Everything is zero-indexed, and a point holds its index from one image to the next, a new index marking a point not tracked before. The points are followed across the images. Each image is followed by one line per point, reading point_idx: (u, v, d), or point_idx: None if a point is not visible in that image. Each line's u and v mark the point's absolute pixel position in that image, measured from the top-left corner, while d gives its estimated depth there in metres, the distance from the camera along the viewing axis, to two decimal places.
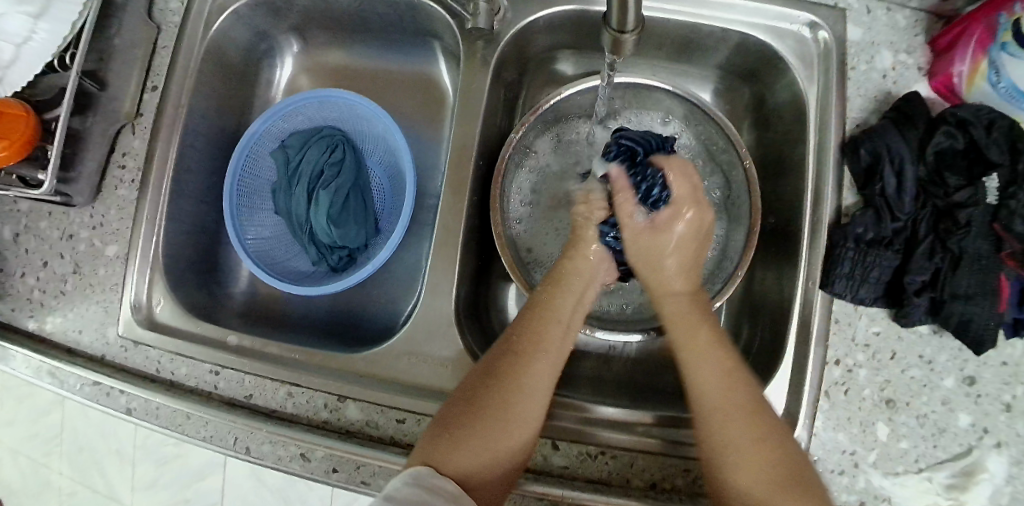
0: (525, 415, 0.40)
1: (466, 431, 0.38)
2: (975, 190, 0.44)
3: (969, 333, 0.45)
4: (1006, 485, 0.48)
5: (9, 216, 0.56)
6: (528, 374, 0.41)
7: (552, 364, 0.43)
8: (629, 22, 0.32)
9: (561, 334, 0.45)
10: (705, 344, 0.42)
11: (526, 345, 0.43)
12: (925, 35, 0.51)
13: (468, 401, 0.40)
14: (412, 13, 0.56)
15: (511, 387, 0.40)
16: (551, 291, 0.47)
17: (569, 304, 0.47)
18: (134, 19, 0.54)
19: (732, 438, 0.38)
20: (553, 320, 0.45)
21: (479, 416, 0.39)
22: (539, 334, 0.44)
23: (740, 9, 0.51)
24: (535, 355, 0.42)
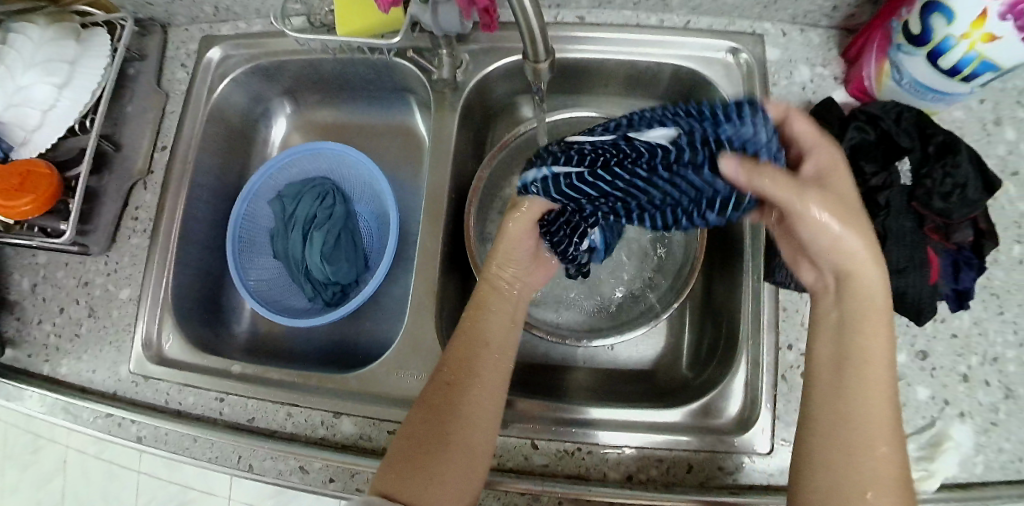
0: (469, 445, 0.43)
1: (413, 471, 0.41)
2: (889, 174, 0.50)
3: (907, 303, 0.48)
4: (975, 454, 0.50)
5: (28, 268, 0.60)
6: (467, 405, 0.44)
7: (490, 388, 0.46)
8: (541, 52, 0.38)
9: (496, 356, 0.47)
10: (876, 360, 0.38)
11: (461, 376, 0.46)
12: (837, 50, 0.57)
13: (413, 441, 0.43)
14: (389, 71, 0.62)
15: (450, 423, 0.43)
16: (474, 314, 0.50)
17: (497, 324, 0.49)
18: (145, 89, 0.62)
19: (874, 462, 0.36)
20: (489, 341, 0.48)
21: (421, 452, 0.42)
22: (472, 361, 0.46)
23: (671, 43, 0.58)
24: (469, 385, 0.45)
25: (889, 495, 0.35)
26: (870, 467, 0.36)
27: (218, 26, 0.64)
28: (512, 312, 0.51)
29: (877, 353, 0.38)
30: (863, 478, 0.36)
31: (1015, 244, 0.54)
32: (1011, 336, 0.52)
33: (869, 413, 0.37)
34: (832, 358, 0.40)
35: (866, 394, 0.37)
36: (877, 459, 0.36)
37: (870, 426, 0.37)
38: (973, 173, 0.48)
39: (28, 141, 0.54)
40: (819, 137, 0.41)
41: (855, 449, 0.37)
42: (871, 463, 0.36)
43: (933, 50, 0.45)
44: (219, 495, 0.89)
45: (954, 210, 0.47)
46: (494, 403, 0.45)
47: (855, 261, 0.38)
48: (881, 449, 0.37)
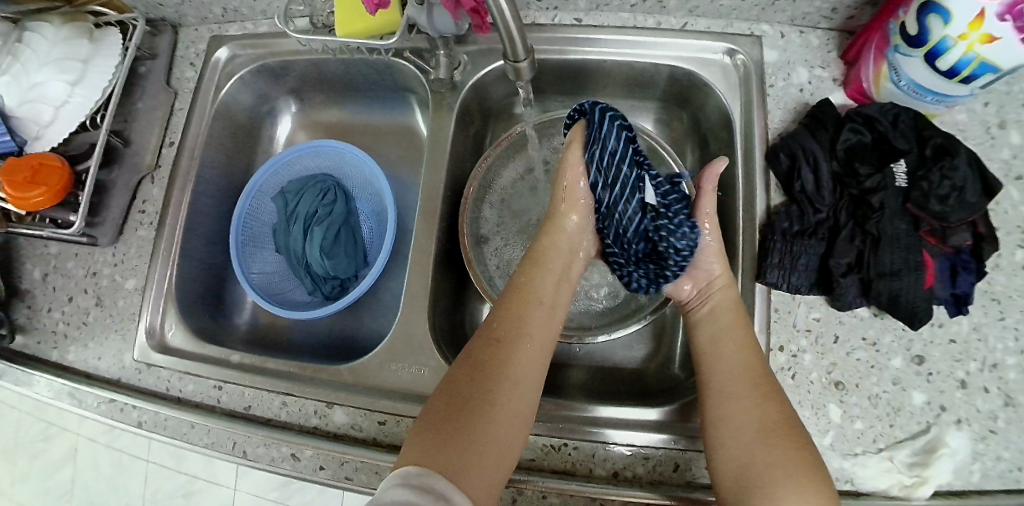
0: (515, 409, 0.42)
1: (458, 431, 0.39)
2: (884, 176, 0.49)
3: (901, 307, 0.48)
4: (972, 462, 0.48)
5: (40, 258, 0.62)
6: (514, 367, 0.44)
7: (537, 353, 0.46)
8: (521, 52, 0.39)
9: (543, 320, 0.48)
10: (732, 335, 0.47)
11: (510, 339, 0.46)
12: (837, 52, 0.57)
13: (455, 400, 0.41)
14: (389, 70, 0.62)
15: (497, 383, 0.42)
16: (530, 275, 0.51)
17: (550, 288, 0.50)
18: (155, 87, 0.64)
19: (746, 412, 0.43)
20: (535, 306, 0.49)
21: (466, 415, 0.40)
22: (521, 324, 0.47)
23: (666, 44, 0.58)
24: (518, 348, 0.45)
25: (774, 446, 0.41)
26: (749, 417, 0.42)
27: (226, 26, 0.66)
28: (560, 278, 0.52)
29: (733, 327, 0.48)
30: (752, 427, 0.42)
31: (1018, 248, 0.52)
32: (1012, 343, 0.50)
33: (732, 370, 0.45)
34: (709, 339, 0.48)
35: (733, 352, 0.46)
36: (752, 409, 0.43)
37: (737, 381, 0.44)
38: (970, 176, 0.47)
39: (40, 135, 0.56)
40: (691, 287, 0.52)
41: (735, 401, 0.44)
42: (748, 412, 0.43)
43: (930, 52, 0.44)
44: (224, 485, 0.91)
45: (952, 213, 0.47)
46: (539, 369, 0.45)
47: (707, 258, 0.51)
48: (754, 399, 0.43)
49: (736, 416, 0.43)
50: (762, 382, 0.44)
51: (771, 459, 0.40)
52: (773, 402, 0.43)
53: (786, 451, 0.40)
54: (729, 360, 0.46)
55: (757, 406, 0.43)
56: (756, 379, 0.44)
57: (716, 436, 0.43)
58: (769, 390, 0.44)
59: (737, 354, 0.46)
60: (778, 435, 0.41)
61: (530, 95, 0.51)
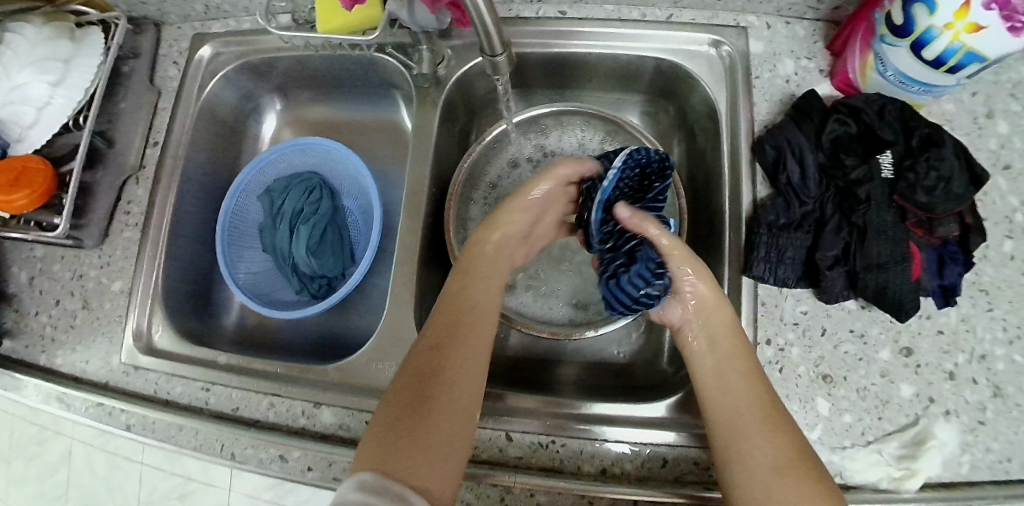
0: (458, 406, 0.40)
1: (406, 435, 0.37)
2: (870, 168, 0.49)
3: (888, 299, 0.47)
4: (961, 453, 0.48)
5: (26, 262, 0.62)
6: (453, 365, 0.42)
7: (476, 348, 0.44)
8: (497, 45, 0.38)
9: (483, 312, 0.46)
10: (730, 359, 0.44)
11: (443, 338, 0.43)
12: (823, 43, 0.56)
13: (395, 407, 0.39)
14: (374, 66, 0.62)
15: (436, 384, 0.40)
16: (465, 279, 0.48)
17: (483, 291, 0.47)
18: (138, 87, 0.63)
19: (755, 442, 0.39)
20: (470, 302, 0.46)
21: (411, 415, 0.38)
22: (457, 322, 0.44)
23: (651, 36, 0.58)
24: (454, 345, 0.43)
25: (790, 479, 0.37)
26: (763, 452, 0.38)
27: (208, 24, 0.65)
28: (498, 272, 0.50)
29: (732, 353, 0.44)
30: (764, 464, 0.38)
31: (1006, 239, 0.51)
32: (1000, 334, 0.50)
33: (734, 396, 0.42)
34: (712, 374, 0.44)
35: (734, 380, 0.42)
36: (765, 443, 0.38)
37: (740, 408, 0.41)
38: (957, 166, 0.47)
39: (23, 137, 0.56)
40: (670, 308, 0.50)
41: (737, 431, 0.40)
42: (761, 446, 0.38)
43: (916, 42, 0.43)
44: (218, 486, 0.91)
45: (939, 205, 0.46)
46: (479, 364, 0.43)
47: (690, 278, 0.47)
48: (765, 430, 0.39)
49: (740, 447, 0.39)
50: (771, 413, 0.40)
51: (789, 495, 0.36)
52: (786, 434, 0.39)
53: (803, 485, 0.36)
54: (729, 387, 0.42)
55: (768, 440, 0.38)
56: (767, 411, 0.40)
57: (732, 473, 0.39)
58: (780, 421, 0.40)
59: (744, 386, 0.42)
60: (792, 466, 0.37)
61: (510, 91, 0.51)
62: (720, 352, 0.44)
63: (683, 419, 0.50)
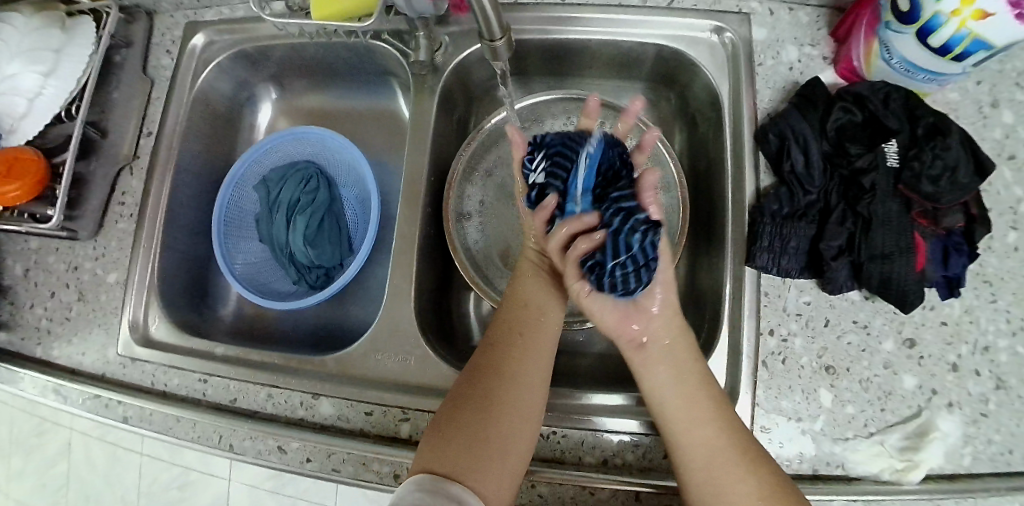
0: (521, 407, 0.43)
1: (466, 436, 0.40)
2: (875, 156, 0.48)
3: (893, 289, 0.47)
4: (963, 445, 0.47)
5: (21, 254, 0.61)
6: (516, 368, 0.45)
7: (540, 353, 0.46)
8: (496, 30, 0.37)
9: (543, 318, 0.49)
10: (694, 394, 0.43)
11: (509, 340, 0.47)
12: (827, 29, 0.55)
13: (459, 403, 0.43)
14: (370, 54, 0.61)
15: (499, 385, 0.43)
16: (521, 281, 0.51)
17: (541, 291, 0.50)
18: (130, 76, 0.62)
19: (738, 481, 0.40)
20: (532, 306, 0.49)
21: (472, 415, 0.42)
22: (521, 326, 0.48)
23: (652, 23, 0.56)
24: (519, 350, 0.46)
25: None
26: (745, 487, 0.39)
27: (201, 11, 0.64)
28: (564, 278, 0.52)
29: (694, 389, 0.43)
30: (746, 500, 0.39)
31: (1010, 230, 0.51)
32: (1004, 325, 0.49)
33: (706, 435, 0.41)
34: (680, 409, 0.43)
35: (703, 417, 0.42)
36: (744, 478, 0.40)
37: (717, 449, 0.41)
38: (964, 156, 0.46)
39: (15, 128, 0.55)
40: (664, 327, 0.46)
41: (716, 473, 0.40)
42: (743, 481, 0.39)
43: (922, 29, 0.43)
44: (219, 476, 0.91)
45: (944, 195, 0.46)
46: (543, 367, 0.46)
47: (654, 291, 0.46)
48: (744, 467, 0.40)
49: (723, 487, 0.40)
50: (744, 448, 0.41)
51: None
52: (764, 469, 0.40)
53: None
54: (699, 425, 0.42)
55: (750, 476, 0.39)
56: (740, 446, 0.41)
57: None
58: (753, 454, 0.41)
59: (715, 427, 0.41)
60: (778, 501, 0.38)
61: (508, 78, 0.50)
62: (680, 387, 0.44)
63: None
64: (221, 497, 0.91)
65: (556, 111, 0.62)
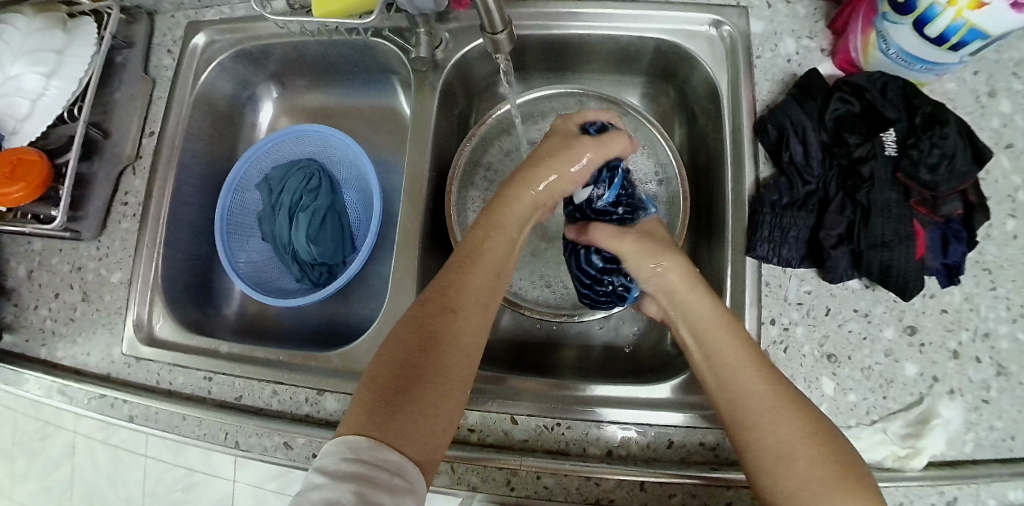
0: (460, 372, 0.40)
1: (405, 399, 0.37)
2: (873, 145, 0.48)
3: (892, 278, 0.47)
4: (965, 431, 0.48)
5: (24, 255, 0.61)
6: (456, 330, 0.41)
7: (480, 316, 0.43)
8: (498, 22, 0.36)
9: (489, 280, 0.45)
10: (722, 345, 0.43)
11: (452, 296, 0.42)
12: (824, 21, 0.55)
13: (394, 363, 0.39)
14: (371, 52, 0.61)
15: (437, 348, 0.40)
16: (483, 236, 0.47)
17: (499, 250, 0.47)
18: (132, 76, 0.62)
19: (770, 423, 0.38)
20: (479, 266, 0.45)
21: (411, 377, 0.38)
22: (466, 286, 0.43)
23: (650, 16, 0.57)
24: (461, 309, 0.42)
25: (812, 461, 0.36)
26: (776, 430, 0.37)
27: (202, 12, 0.64)
28: (512, 239, 0.48)
29: (727, 343, 0.43)
30: (776, 451, 0.37)
31: (1008, 218, 0.51)
32: (1004, 312, 0.49)
33: (742, 380, 0.40)
34: (711, 362, 0.43)
35: (731, 365, 0.41)
36: (774, 422, 0.38)
37: (743, 395, 0.40)
38: (961, 144, 0.46)
39: (18, 130, 0.55)
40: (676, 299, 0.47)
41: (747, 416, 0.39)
42: (772, 430, 0.37)
43: (919, 19, 0.43)
44: (222, 476, 0.92)
45: (942, 183, 0.46)
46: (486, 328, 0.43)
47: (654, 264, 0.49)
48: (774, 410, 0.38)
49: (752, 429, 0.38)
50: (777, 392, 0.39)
51: (802, 474, 0.35)
52: (796, 414, 0.38)
53: (811, 468, 0.36)
54: (727, 372, 0.41)
55: (775, 420, 0.38)
56: (770, 402, 0.39)
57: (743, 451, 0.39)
58: (786, 399, 0.39)
59: (748, 383, 0.40)
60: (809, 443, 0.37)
61: (510, 71, 0.50)
62: (716, 339, 0.43)
63: (688, 399, 0.50)
64: (224, 497, 0.91)
65: (556, 105, 0.62)
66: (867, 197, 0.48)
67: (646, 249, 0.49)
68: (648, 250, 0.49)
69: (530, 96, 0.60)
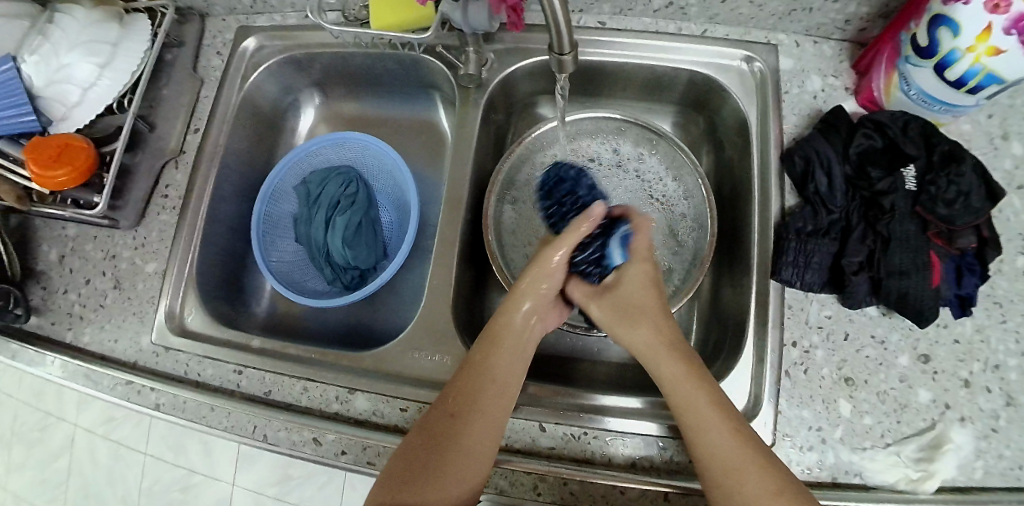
0: (468, 466, 0.43)
1: (411, 494, 0.41)
2: (894, 180, 0.51)
3: (910, 305, 0.49)
4: (975, 459, 0.49)
5: (57, 240, 0.62)
6: (466, 432, 0.43)
7: (492, 421, 0.44)
8: (566, 44, 0.38)
9: (500, 382, 0.46)
10: (684, 397, 0.44)
11: (463, 399, 0.45)
12: (849, 62, 0.58)
13: (409, 463, 0.43)
14: (417, 67, 0.64)
15: (440, 458, 0.43)
16: (490, 346, 0.48)
17: (507, 358, 0.47)
18: (181, 74, 0.64)
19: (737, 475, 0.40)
20: (491, 367, 0.47)
21: (419, 471, 0.42)
22: (471, 398, 0.45)
23: (685, 50, 0.60)
24: (469, 416, 0.44)
25: None
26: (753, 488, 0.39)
27: (253, 17, 0.66)
28: (523, 350, 0.49)
29: (694, 398, 0.44)
30: None
31: (1018, 255, 0.54)
32: (1013, 345, 0.52)
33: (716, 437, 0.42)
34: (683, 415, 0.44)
35: (699, 425, 0.43)
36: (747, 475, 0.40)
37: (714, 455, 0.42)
38: (976, 181, 0.49)
39: (67, 116, 0.56)
40: (652, 352, 0.47)
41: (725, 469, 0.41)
42: (740, 490, 0.40)
43: (939, 64, 0.46)
44: (222, 479, 0.90)
45: (957, 217, 0.49)
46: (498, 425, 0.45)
47: (628, 328, 0.49)
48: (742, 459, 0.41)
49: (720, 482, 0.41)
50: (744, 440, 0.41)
51: None
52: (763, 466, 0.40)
53: None
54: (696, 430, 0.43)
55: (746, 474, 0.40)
56: (735, 465, 0.41)
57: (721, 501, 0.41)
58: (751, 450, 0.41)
59: (721, 445, 0.41)
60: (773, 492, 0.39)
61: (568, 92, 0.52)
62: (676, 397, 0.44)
63: None
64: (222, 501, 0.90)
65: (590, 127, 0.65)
66: (887, 227, 0.50)
67: (617, 320, 0.50)
68: (620, 318, 0.50)
69: (581, 116, 0.62)
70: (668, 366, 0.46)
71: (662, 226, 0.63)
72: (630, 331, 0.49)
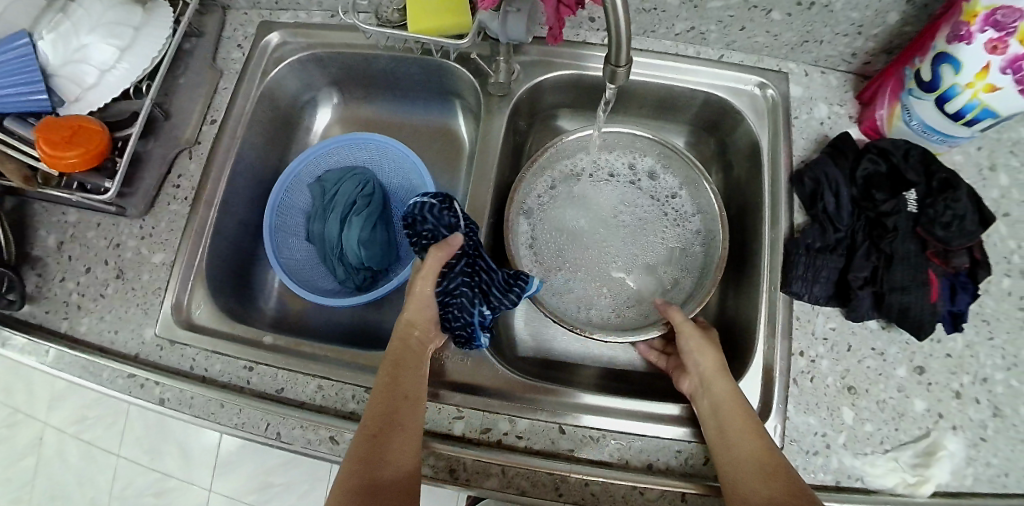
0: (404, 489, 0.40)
1: None
2: (897, 202, 0.55)
3: (910, 319, 0.53)
4: (966, 465, 0.52)
5: (57, 226, 0.59)
6: (394, 454, 0.41)
7: (409, 439, 0.43)
8: (623, 58, 0.40)
9: (411, 401, 0.45)
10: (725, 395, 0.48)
11: (379, 424, 0.42)
12: (853, 93, 0.63)
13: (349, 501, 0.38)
14: (441, 75, 0.65)
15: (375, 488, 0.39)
16: (390, 372, 0.46)
17: (410, 378, 0.46)
18: (200, 64, 0.63)
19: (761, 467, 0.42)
20: (400, 388, 0.45)
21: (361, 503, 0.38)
22: (391, 420, 0.43)
23: (702, 73, 0.64)
24: (392, 438, 0.42)
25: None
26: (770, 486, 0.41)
27: (277, 13, 0.66)
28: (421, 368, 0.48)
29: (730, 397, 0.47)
30: None
31: (1004, 276, 0.58)
32: (999, 360, 0.55)
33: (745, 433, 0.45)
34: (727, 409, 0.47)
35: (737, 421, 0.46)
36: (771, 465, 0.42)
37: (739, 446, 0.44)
38: (970, 207, 0.53)
39: (79, 97, 0.55)
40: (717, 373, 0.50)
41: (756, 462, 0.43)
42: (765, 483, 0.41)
43: (941, 97, 0.50)
44: (198, 485, 0.88)
45: (954, 239, 0.52)
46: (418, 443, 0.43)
47: (704, 348, 0.51)
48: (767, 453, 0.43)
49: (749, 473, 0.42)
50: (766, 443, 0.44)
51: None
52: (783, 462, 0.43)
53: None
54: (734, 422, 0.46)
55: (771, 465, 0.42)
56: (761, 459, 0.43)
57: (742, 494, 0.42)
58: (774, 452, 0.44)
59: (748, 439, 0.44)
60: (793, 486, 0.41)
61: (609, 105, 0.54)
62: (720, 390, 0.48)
63: None
64: None
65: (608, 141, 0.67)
66: (890, 246, 0.54)
67: (701, 341, 0.52)
68: (704, 339, 0.52)
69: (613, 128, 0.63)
70: (721, 376, 0.49)
71: (673, 238, 0.65)
72: (702, 353, 0.51)
